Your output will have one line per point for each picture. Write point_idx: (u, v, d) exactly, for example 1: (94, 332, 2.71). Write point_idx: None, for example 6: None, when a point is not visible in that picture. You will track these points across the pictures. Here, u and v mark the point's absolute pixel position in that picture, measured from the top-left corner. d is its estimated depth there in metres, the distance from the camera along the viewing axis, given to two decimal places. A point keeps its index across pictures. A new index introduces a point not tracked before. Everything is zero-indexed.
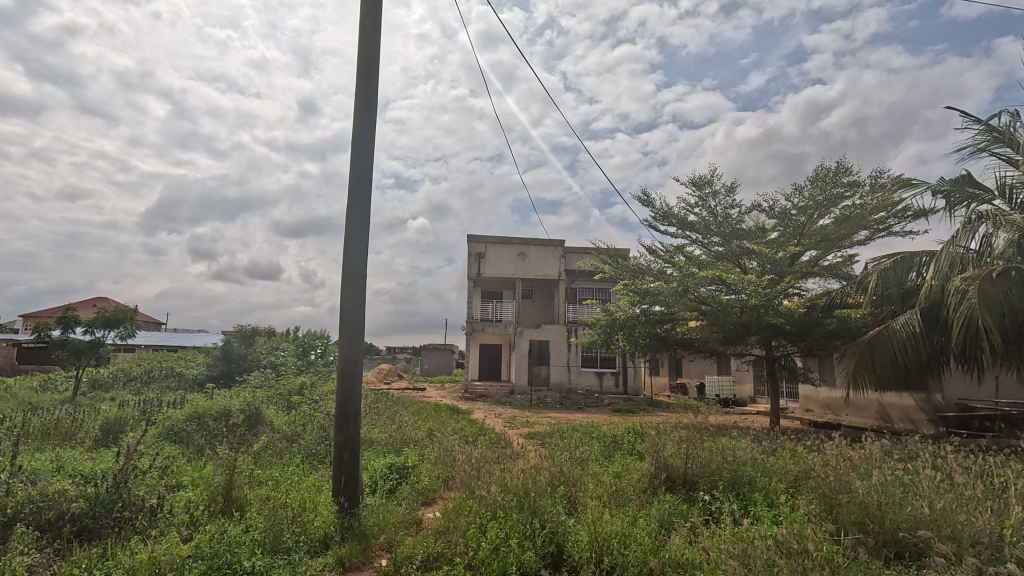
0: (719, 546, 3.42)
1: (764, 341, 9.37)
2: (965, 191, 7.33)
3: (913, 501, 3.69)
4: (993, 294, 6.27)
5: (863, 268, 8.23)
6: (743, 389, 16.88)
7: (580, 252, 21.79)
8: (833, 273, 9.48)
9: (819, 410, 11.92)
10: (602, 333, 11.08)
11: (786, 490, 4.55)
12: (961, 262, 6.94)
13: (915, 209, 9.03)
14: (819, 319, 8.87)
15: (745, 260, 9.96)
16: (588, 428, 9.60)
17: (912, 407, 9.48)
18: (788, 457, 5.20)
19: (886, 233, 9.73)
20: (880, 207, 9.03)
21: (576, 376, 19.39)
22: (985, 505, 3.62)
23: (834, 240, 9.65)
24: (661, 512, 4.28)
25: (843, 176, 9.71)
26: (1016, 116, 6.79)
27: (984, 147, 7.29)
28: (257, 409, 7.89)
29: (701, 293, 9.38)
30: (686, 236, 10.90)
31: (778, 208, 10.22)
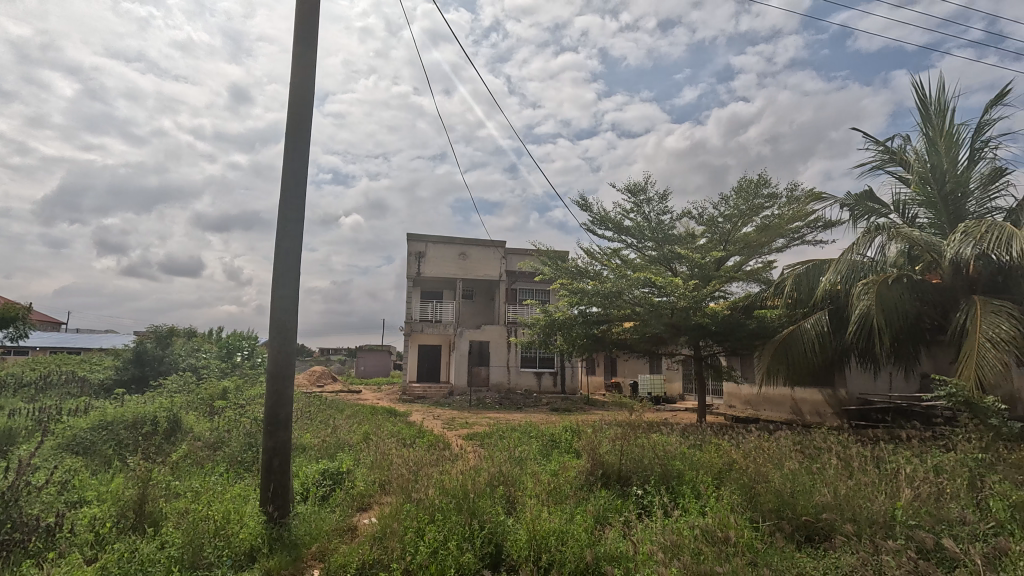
0: (651, 538, 3.58)
1: (692, 341, 9.87)
2: (866, 205, 8.10)
3: (820, 488, 4.04)
4: (887, 297, 6.97)
5: (779, 273, 8.94)
6: (672, 387, 17.69)
7: (520, 253, 21.95)
8: (755, 277, 10.17)
9: (741, 406, 12.73)
10: (541, 333, 11.27)
11: (712, 482, 4.81)
12: (861, 269, 7.69)
13: (825, 219, 9.87)
14: (742, 319, 9.46)
15: (675, 264, 10.51)
16: (526, 427, 9.73)
17: (821, 401, 10.34)
18: (712, 451, 5.52)
19: (800, 242, 10.58)
20: (795, 218, 9.82)
21: (515, 376, 19.55)
22: (880, 488, 4.02)
23: (755, 247, 10.37)
24: (597, 508, 4.41)
25: (763, 187, 10.44)
26: (908, 140, 7.59)
27: (881, 166, 8.10)
28: (175, 416, 7.34)
29: (635, 295, 9.79)
30: (621, 239, 11.30)
31: (706, 216, 10.82)
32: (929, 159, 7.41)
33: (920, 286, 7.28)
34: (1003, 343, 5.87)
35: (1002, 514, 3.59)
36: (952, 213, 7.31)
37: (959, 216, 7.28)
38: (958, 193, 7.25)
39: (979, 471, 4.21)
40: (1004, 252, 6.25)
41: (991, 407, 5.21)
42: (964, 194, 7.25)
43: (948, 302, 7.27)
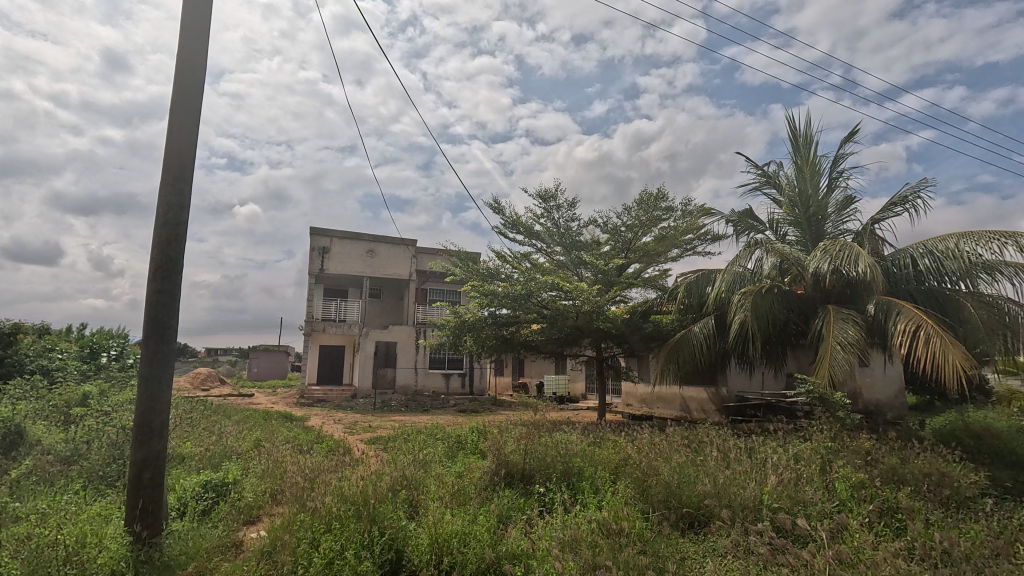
0: (551, 534, 3.69)
1: (595, 343, 10.34)
2: (747, 222, 9.02)
3: (702, 478, 4.42)
4: (761, 305, 7.81)
5: (674, 281, 9.67)
6: (576, 387, 18.41)
7: (431, 253, 21.63)
8: (652, 284, 10.90)
9: (637, 404, 13.54)
10: (450, 334, 11.20)
11: (609, 476, 5.06)
12: (742, 279, 8.56)
13: (713, 233, 10.84)
14: (639, 323, 10.05)
15: (581, 269, 10.97)
16: (432, 429, 9.59)
17: (705, 398, 11.25)
18: (610, 447, 5.81)
19: (692, 253, 11.52)
20: (688, 230, 10.68)
21: (422, 378, 19.21)
22: (752, 476, 4.49)
23: (653, 256, 11.12)
24: (499, 507, 4.46)
25: (661, 201, 11.23)
26: (781, 166, 8.58)
27: (760, 188, 9.07)
28: (17, 426, 6.29)
29: (543, 298, 10.07)
30: (532, 243, 11.57)
31: (610, 225, 11.41)
32: (798, 185, 8.43)
33: (788, 296, 8.24)
34: (850, 346, 6.83)
35: (845, 494, 4.18)
36: (814, 233, 8.38)
37: (819, 235, 8.36)
38: (819, 216, 8.32)
39: (829, 457, 4.86)
40: (853, 268, 7.28)
41: (840, 402, 6.02)
42: (823, 216, 8.34)
43: (809, 310, 8.29)
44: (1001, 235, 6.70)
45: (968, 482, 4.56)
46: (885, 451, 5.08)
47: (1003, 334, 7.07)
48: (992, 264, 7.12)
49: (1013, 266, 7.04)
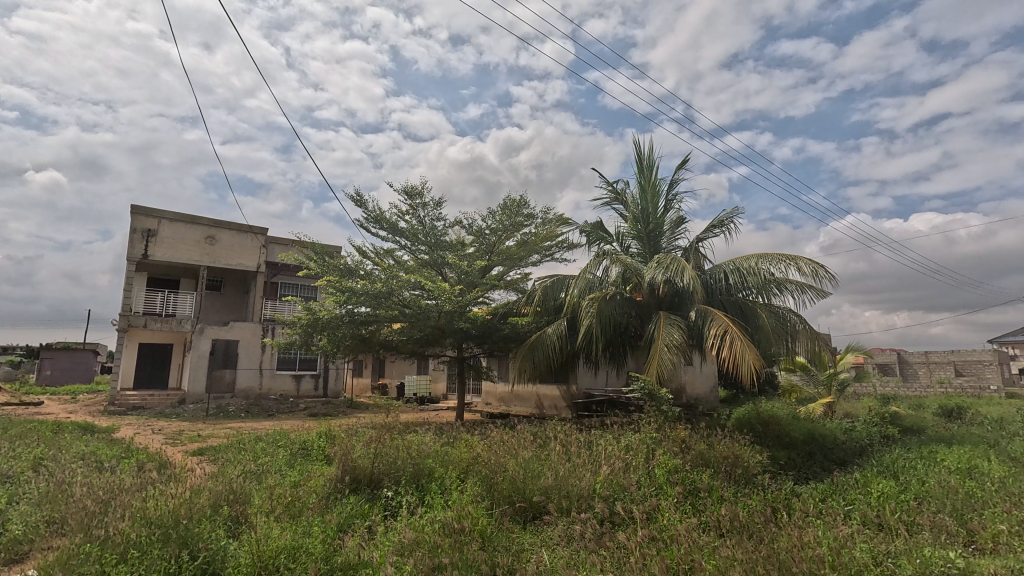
0: (391, 540, 3.59)
1: (456, 343, 10.38)
2: (598, 234, 9.82)
3: (544, 472, 4.67)
4: (606, 310, 8.54)
5: (532, 285, 10.13)
6: (437, 388, 18.34)
7: (284, 243, 19.87)
8: (513, 287, 11.30)
9: (496, 403, 13.87)
10: (301, 333, 10.38)
11: (458, 476, 5.10)
12: (591, 286, 9.27)
13: (569, 242, 11.60)
14: (498, 324, 10.27)
15: (445, 269, 10.99)
16: (274, 436, 8.77)
17: (558, 396, 11.88)
18: (462, 447, 5.87)
19: (550, 259, 12.20)
20: (548, 237, 11.28)
21: (268, 380, 17.54)
22: (587, 467, 4.87)
23: (515, 260, 11.54)
24: (340, 516, 4.22)
25: (524, 208, 11.69)
26: (627, 185, 9.48)
27: (610, 203, 9.94)
28: None
29: (405, 296, 9.84)
30: (395, 240, 11.26)
31: (475, 227, 11.58)
32: (641, 203, 9.40)
33: (629, 302, 9.13)
34: (675, 348, 7.79)
35: (662, 478, 4.74)
36: (652, 247, 9.42)
37: (656, 249, 9.41)
38: (657, 232, 9.38)
39: (653, 446, 5.47)
40: (680, 279, 8.32)
41: (665, 396, 6.83)
42: (660, 233, 9.41)
43: (645, 315, 9.29)
44: (786, 258, 8.20)
45: (754, 461, 5.49)
46: (696, 438, 5.87)
47: (786, 338, 8.63)
48: (781, 281, 8.67)
49: (794, 283, 8.65)
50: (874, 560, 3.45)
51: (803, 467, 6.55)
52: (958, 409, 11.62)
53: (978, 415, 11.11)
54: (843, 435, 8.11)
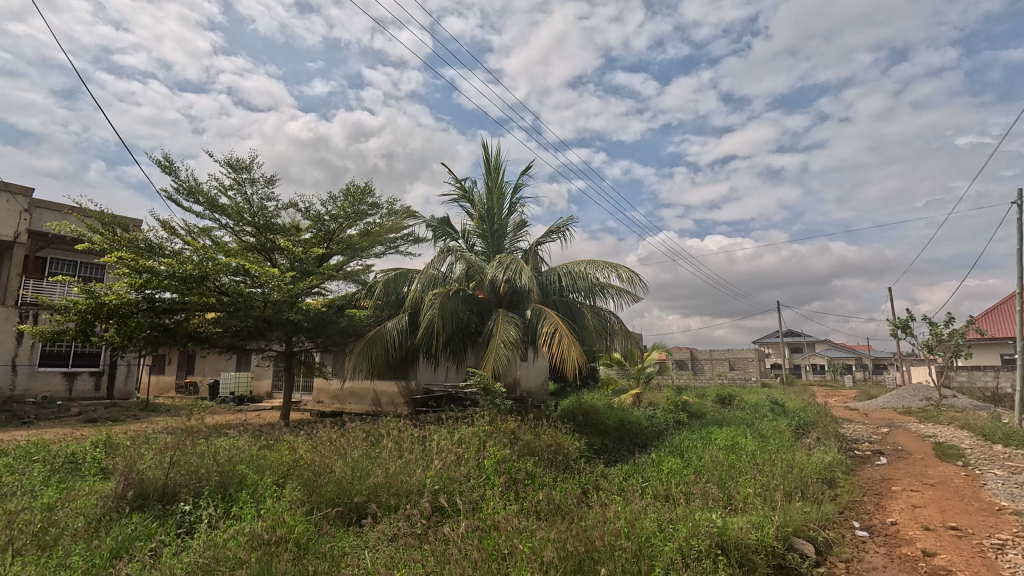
0: (182, 561, 3.10)
1: (284, 336, 9.47)
2: (445, 229, 9.82)
3: (373, 471, 4.50)
4: (448, 305, 8.58)
5: (374, 277, 9.71)
6: (260, 386, 16.56)
7: (58, 210, 16.00)
8: (353, 278, 10.72)
9: (328, 401, 12.91)
10: (77, 320, 8.45)
11: (276, 482, 4.63)
12: (435, 281, 9.24)
13: (415, 236, 11.42)
14: (333, 318, 9.62)
15: (275, 255, 10.00)
16: (27, 449, 6.99)
17: (395, 392, 11.49)
18: (283, 449, 5.35)
19: (395, 252, 11.88)
20: (392, 229, 10.95)
21: (25, 380, 13.94)
22: (418, 462, 4.81)
23: (356, 250, 10.96)
24: (116, 541, 3.52)
25: (369, 196, 11.15)
26: (475, 184, 9.66)
27: (457, 200, 10.01)
28: None
29: (223, 282, 8.67)
30: (214, 218, 9.87)
31: (313, 211, 10.71)
32: (487, 203, 9.65)
33: (470, 298, 9.30)
34: (511, 344, 8.15)
35: (490, 469, 4.90)
36: (496, 246, 9.75)
37: (499, 249, 9.76)
38: (500, 233, 9.72)
39: (484, 439, 5.63)
40: (518, 279, 8.74)
41: (499, 390, 7.10)
42: (503, 233, 9.77)
43: (485, 312, 9.56)
44: (610, 265, 9.16)
45: (573, 448, 6.02)
46: (524, 429, 6.21)
47: (606, 336, 9.63)
48: (604, 285, 9.65)
49: (615, 288, 9.70)
50: (659, 527, 4.02)
51: (613, 451, 7.38)
52: (729, 396, 14.27)
53: (741, 401, 13.78)
54: (646, 421, 9.37)
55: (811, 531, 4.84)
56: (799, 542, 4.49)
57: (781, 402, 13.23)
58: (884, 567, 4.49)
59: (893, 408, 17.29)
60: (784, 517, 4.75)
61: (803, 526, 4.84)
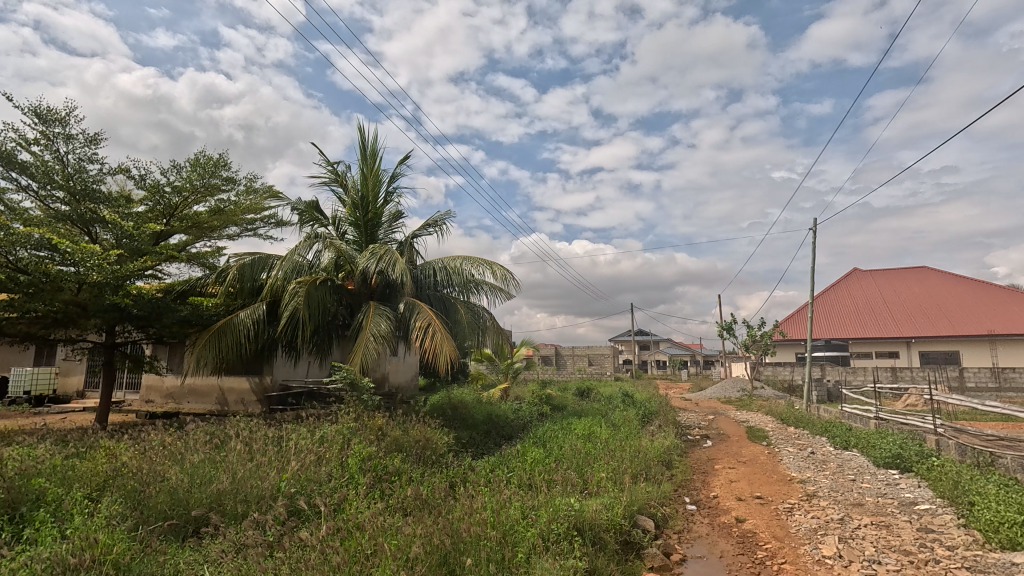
0: None
1: (105, 326, 8.01)
2: (313, 214, 9.13)
3: (218, 476, 4.02)
4: (314, 296, 7.98)
5: (225, 261, 8.67)
6: (68, 383, 13.84)
7: None
8: (198, 261, 9.47)
9: (161, 400, 10.92)
10: None
11: (89, 495, 3.88)
12: (299, 269, 8.54)
13: (277, 218, 10.46)
14: (172, 305, 8.30)
15: (96, 228, 8.43)
16: None
17: (247, 389, 10.11)
18: (99, 457, 4.52)
19: (252, 234, 10.76)
20: (250, 209, 9.89)
21: None
22: (273, 464, 4.41)
23: (205, 229, 9.71)
24: None
25: (223, 169, 9.92)
26: (349, 168, 9.14)
27: (328, 184, 9.37)
28: None
29: (21, 257, 7.08)
30: (9, 177, 8.01)
31: (150, 180, 9.23)
32: (361, 190, 9.17)
33: (339, 289, 8.76)
34: (381, 338, 7.86)
35: (355, 467, 4.67)
36: (369, 236, 9.33)
37: (372, 239, 9.35)
38: (375, 222, 9.32)
39: (349, 436, 5.35)
40: (392, 271, 8.46)
41: (366, 385, 6.79)
42: (378, 223, 9.38)
43: (355, 304, 9.09)
44: (485, 262, 9.30)
45: (442, 443, 6.00)
46: (391, 425, 6.02)
47: (478, 332, 9.77)
48: (479, 281, 9.77)
49: (489, 285, 9.87)
50: (522, 515, 4.19)
51: (480, 444, 7.52)
52: (587, 390, 15.40)
53: (597, 394, 14.97)
54: (513, 414, 9.72)
55: (652, 509, 5.44)
56: (642, 519, 5.00)
57: (631, 394, 14.67)
58: (707, 534, 5.21)
59: (717, 398, 20.15)
60: (631, 497, 5.26)
61: (646, 505, 5.41)
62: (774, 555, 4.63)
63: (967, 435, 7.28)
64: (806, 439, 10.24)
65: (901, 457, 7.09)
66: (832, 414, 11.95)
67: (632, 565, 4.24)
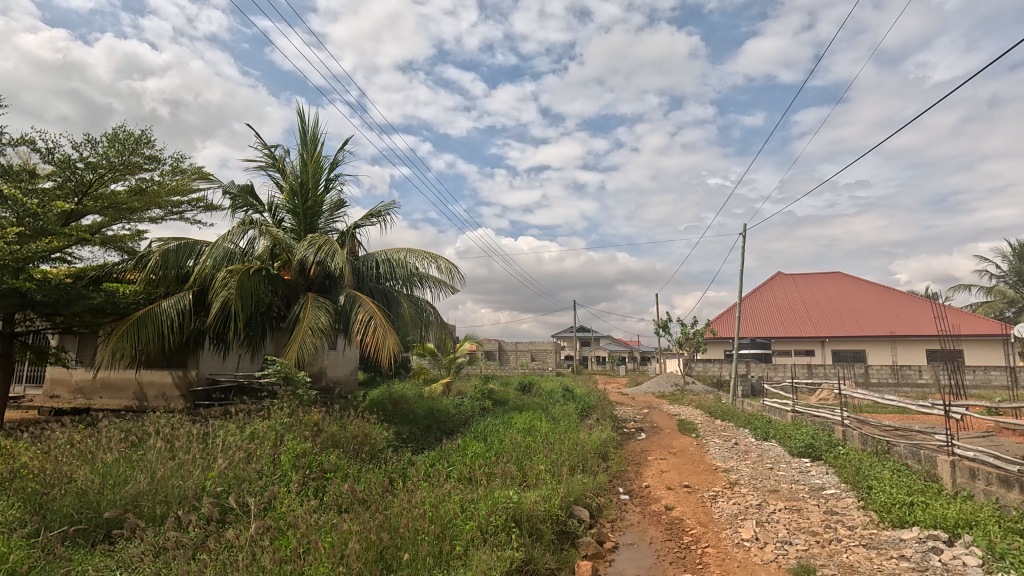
0: None
1: (3, 313, 7.22)
2: (247, 199, 8.65)
3: (134, 476, 3.76)
4: (246, 286, 7.58)
5: (147, 246, 8.03)
6: None
7: None
8: (115, 244, 8.75)
9: (68, 395, 9.99)
10: None
11: None
12: (230, 257, 8.07)
13: (206, 202, 9.84)
14: (84, 292, 7.55)
15: None
16: None
17: (168, 384, 9.43)
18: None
19: (178, 218, 10.06)
20: (176, 191, 9.20)
21: None
22: (197, 462, 4.17)
23: (124, 210, 8.97)
24: None
25: (146, 146, 9.20)
26: (287, 153, 8.73)
27: (264, 168, 8.90)
28: None
29: None
30: None
31: (59, 154, 8.41)
32: (300, 176, 8.77)
33: (274, 279, 8.36)
34: (319, 331, 7.58)
35: (288, 464, 4.50)
36: (308, 225, 8.96)
37: (311, 228, 8.99)
38: (314, 210, 8.95)
39: (282, 433, 5.13)
40: (332, 262, 8.18)
41: (302, 379, 6.53)
42: (317, 211, 9.03)
43: (291, 295, 8.71)
44: (430, 255, 9.18)
45: (380, 438, 5.90)
46: (328, 421, 5.83)
47: (421, 326, 9.66)
48: (422, 275, 9.64)
49: (433, 278, 9.77)
50: (461, 508, 4.21)
51: (420, 439, 7.43)
52: (529, 385, 15.60)
53: (539, 389, 15.20)
54: (454, 409, 9.71)
55: (587, 499, 5.63)
56: (577, 509, 5.16)
57: (571, 389, 15.00)
58: (638, 522, 5.45)
59: (652, 393, 21.00)
60: (568, 488, 5.41)
61: (582, 496, 5.58)
62: (698, 540, 4.92)
63: (869, 425, 8.02)
64: (731, 431, 10.91)
65: (812, 446, 7.72)
66: (755, 407, 12.79)
67: (567, 554, 4.37)
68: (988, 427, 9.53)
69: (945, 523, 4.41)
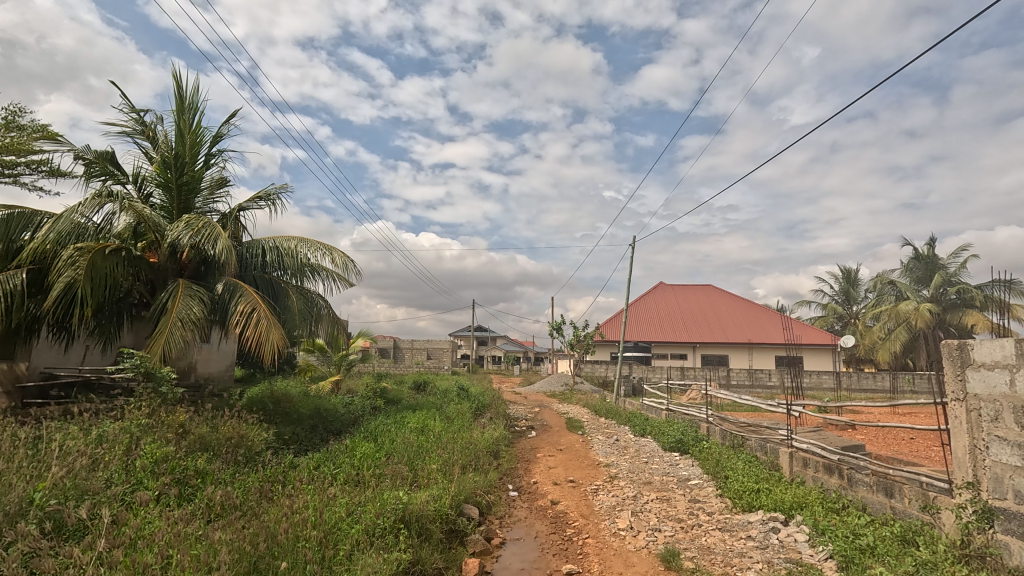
0: None
1: None
2: (106, 167, 7.52)
3: None
4: (100, 268, 6.58)
5: None
6: None
7: None
8: None
9: None
10: None
11: None
12: (79, 233, 6.97)
13: (52, 166, 8.39)
14: None
15: None
16: None
17: None
18: None
19: (11, 182, 8.45)
20: (11, 149, 7.74)
21: None
22: (21, 472, 3.52)
23: None
24: None
25: None
26: (160, 119, 7.75)
27: (129, 134, 7.80)
28: None
29: None
30: None
31: None
32: (174, 146, 7.82)
33: (137, 261, 7.37)
34: (190, 322, 6.80)
35: (142, 471, 3.98)
36: (182, 202, 8.02)
37: (186, 206, 8.06)
38: (191, 186, 8.02)
39: (138, 435, 4.54)
40: (209, 247, 7.40)
41: (166, 376, 5.80)
42: (195, 188, 8.11)
43: (157, 281, 7.75)
44: (323, 246, 8.68)
45: (259, 440, 5.45)
46: (196, 422, 5.24)
47: (310, 320, 9.10)
48: (314, 267, 9.09)
49: (326, 271, 9.27)
50: (346, 511, 4.04)
51: (304, 440, 6.98)
52: (423, 382, 15.34)
53: (433, 388, 15.00)
54: (343, 408, 9.26)
55: (477, 497, 5.68)
56: (467, 508, 5.18)
57: (466, 388, 15.03)
58: (524, 517, 5.63)
59: (544, 392, 21.77)
60: (458, 487, 5.42)
61: (472, 494, 5.61)
62: (579, 531, 5.20)
63: (728, 422, 9.01)
64: (613, 428, 11.66)
65: (682, 442, 8.49)
66: (635, 406, 13.81)
67: (455, 553, 4.37)
68: (818, 423, 11.19)
69: (782, 506, 5.11)
